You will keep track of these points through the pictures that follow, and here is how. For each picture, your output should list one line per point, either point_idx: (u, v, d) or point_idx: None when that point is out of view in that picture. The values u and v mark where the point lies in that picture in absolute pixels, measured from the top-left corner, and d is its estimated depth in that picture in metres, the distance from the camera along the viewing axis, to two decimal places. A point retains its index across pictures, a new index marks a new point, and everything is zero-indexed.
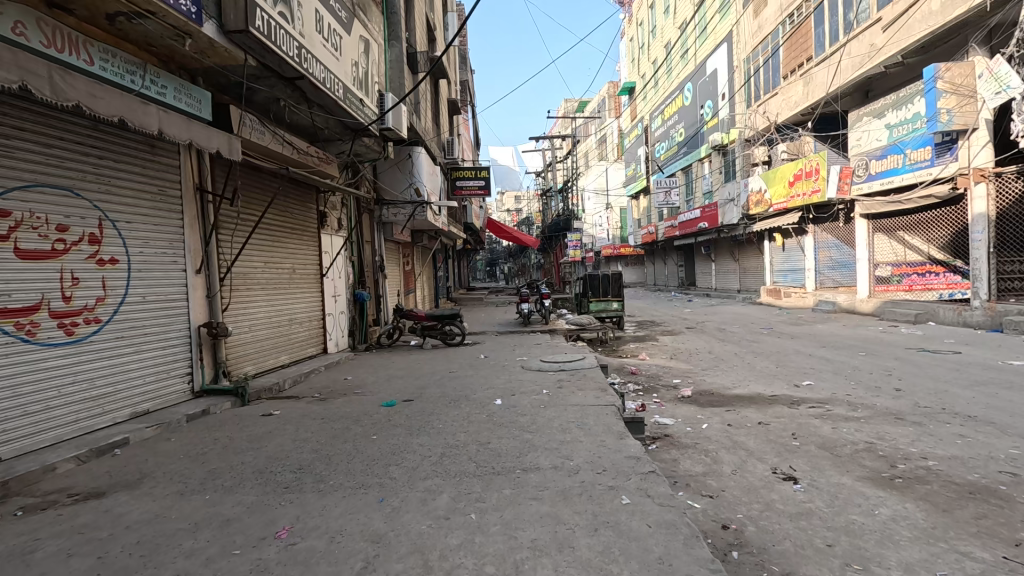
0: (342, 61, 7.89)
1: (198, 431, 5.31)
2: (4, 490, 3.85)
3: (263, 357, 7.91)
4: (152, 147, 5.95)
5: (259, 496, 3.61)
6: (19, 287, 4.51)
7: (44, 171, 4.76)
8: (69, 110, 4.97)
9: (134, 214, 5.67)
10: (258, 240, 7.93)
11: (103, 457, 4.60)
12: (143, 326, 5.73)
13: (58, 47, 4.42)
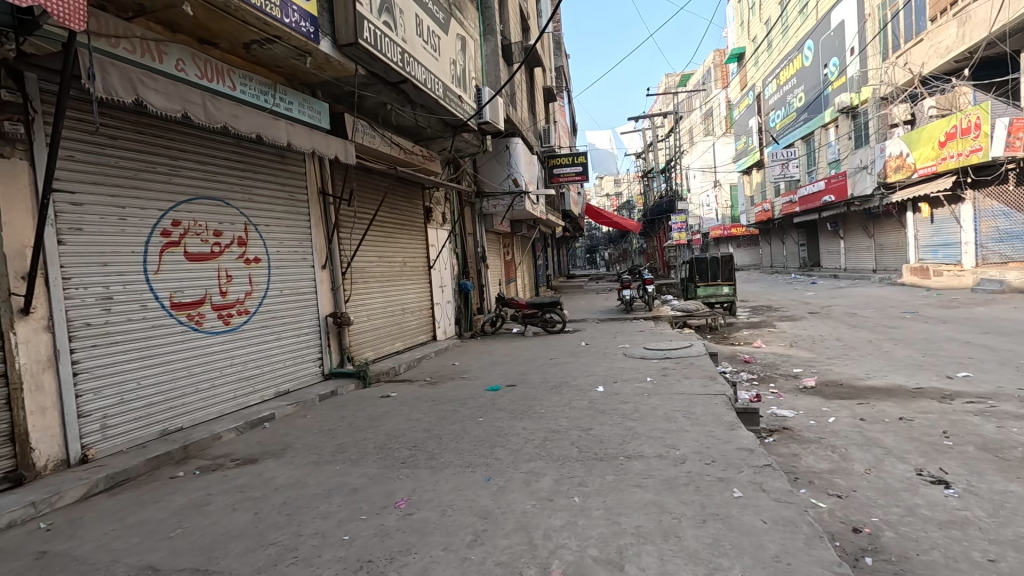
0: (441, 61, 8.22)
1: (328, 409, 5.96)
2: (185, 453, 4.65)
3: (381, 343, 8.62)
4: (283, 157, 6.71)
5: (380, 468, 3.98)
6: (190, 284, 5.36)
7: (203, 185, 5.58)
8: (218, 131, 5.76)
9: (271, 219, 6.46)
10: (372, 236, 8.61)
11: (255, 429, 5.37)
12: (282, 316, 6.54)
13: (209, 77, 5.10)
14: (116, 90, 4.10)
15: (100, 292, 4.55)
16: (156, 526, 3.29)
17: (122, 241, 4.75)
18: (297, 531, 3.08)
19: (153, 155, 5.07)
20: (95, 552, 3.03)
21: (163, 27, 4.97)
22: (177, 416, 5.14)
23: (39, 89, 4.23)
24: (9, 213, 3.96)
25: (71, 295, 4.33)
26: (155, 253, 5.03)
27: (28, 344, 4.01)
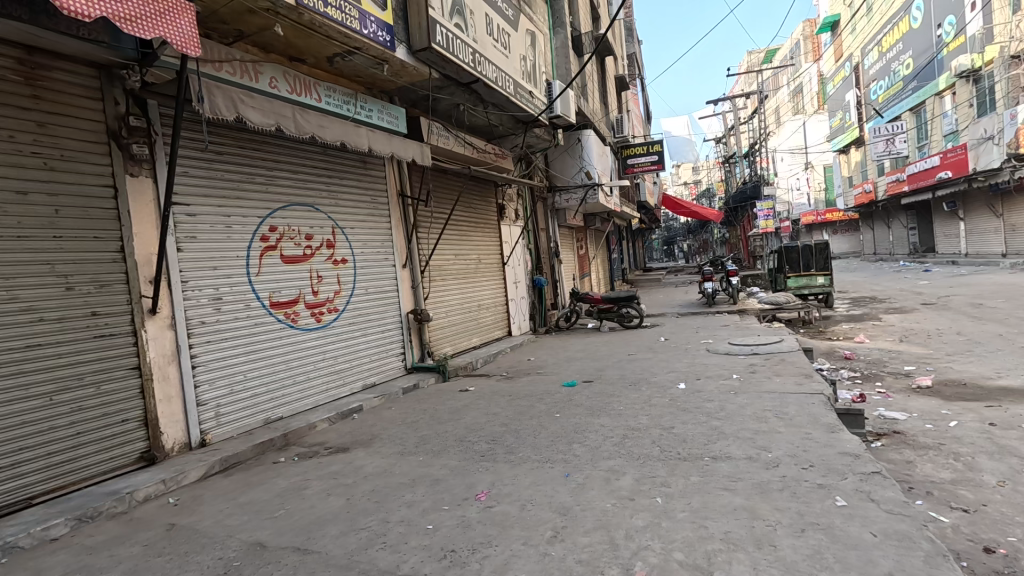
0: (511, 57, 8.26)
1: (411, 402, 6.22)
2: (286, 440, 5.06)
3: (459, 339, 8.86)
4: (365, 163, 7.07)
5: (461, 461, 4.09)
6: (286, 285, 5.81)
7: (296, 193, 6.01)
8: (307, 141, 6.17)
9: (355, 221, 6.83)
10: (448, 235, 8.85)
11: (346, 419, 5.73)
12: (367, 314, 6.91)
13: (298, 91, 5.48)
14: (220, 110, 4.52)
15: (212, 294, 5.05)
16: (263, 507, 3.61)
17: (228, 247, 5.23)
18: (385, 517, 3.24)
19: (252, 167, 5.54)
20: (213, 527, 3.37)
21: (257, 48, 5.40)
22: (278, 406, 5.59)
23: (159, 113, 4.76)
24: (138, 225, 4.50)
25: (189, 296, 4.84)
26: (256, 257, 5.50)
27: (156, 340, 4.54)
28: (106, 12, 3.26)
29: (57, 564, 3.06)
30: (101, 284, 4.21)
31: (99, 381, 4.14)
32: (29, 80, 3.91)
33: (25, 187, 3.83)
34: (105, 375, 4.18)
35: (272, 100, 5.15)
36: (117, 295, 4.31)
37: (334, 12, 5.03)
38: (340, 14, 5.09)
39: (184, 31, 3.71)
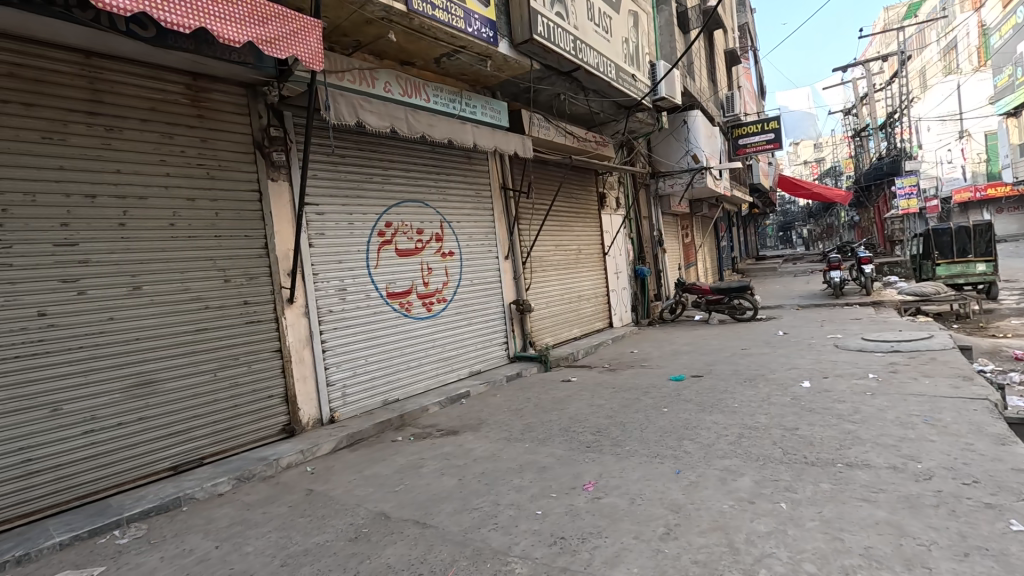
0: (613, 41, 8.03)
1: (515, 390, 6.37)
2: (402, 421, 5.45)
3: (560, 329, 8.89)
4: (469, 158, 7.32)
5: (567, 450, 4.11)
6: (400, 277, 6.21)
7: (408, 190, 6.39)
8: (417, 140, 6.52)
9: (461, 215, 7.11)
10: (549, 226, 8.88)
11: (454, 404, 6.02)
12: (473, 303, 7.18)
13: (409, 94, 5.80)
14: (344, 116, 4.93)
15: (337, 285, 5.55)
16: (385, 481, 3.92)
17: (351, 242, 5.71)
18: (495, 500, 3.37)
19: (370, 167, 5.98)
20: (343, 496, 3.74)
21: (374, 57, 5.81)
22: (395, 389, 6.04)
23: (293, 124, 5.31)
24: (278, 224, 5.07)
25: (319, 287, 5.38)
26: (374, 251, 5.94)
27: (293, 327, 5.11)
28: (250, 36, 3.71)
29: (223, 516, 3.60)
30: (251, 277, 4.82)
31: (250, 361, 4.76)
32: (195, 102, 4.56)
33: (193, 194, 4.48)
34: (254, 355, 4.80)
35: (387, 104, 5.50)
36: (263, 286, 4.91)
37: (441, 14, 5.24)
38: (446, 16, 5.30)
39: (311, 46, 4.08)
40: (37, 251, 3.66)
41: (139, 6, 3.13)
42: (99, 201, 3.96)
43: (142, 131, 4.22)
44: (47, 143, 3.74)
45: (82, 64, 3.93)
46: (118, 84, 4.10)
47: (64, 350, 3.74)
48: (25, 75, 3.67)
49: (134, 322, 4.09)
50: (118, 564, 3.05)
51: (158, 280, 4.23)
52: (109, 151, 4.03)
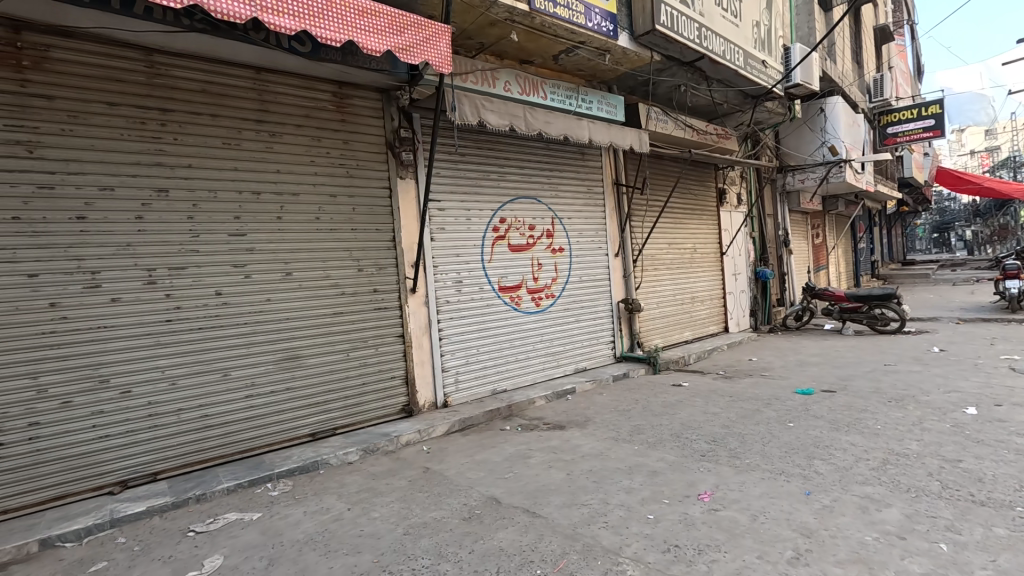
0: (743, 25, 7.49)
1: (622, 390, 6.25)
2: (510, 411, 5.62)
3: (670, 331, 8.55)
4: (583, 154, 7.28)
5: (679, 457, 3.96)
6: (512, 271, 6.38)
7: (522, 186, 6.53)
8: (533, 137, 6.63)
9: (572, 211, 7.10)
10: (663, 223, 8.55)
11: (560, 399, 6.07)
12: (581, 300, 7.16)
13: (527, 92, 5.92)
14: (467, 116, 5.19)
15: (454, 277, 5.86)
16: (494, 467, 4.08)
17: (468, 237, 5.98)
18: (604, 498, 3.34)
19: (488, 165, 6.19)
20: (457, 477, 3.94)
21: (495, 57, 6.00)
22: (503, 379, 6.24)
23: (420, 124, 5.67)
24: (405, 220, 5.46)
25: (438, 278, 5.72)
26: (489, 246, 6.17)
27: (414, 315, 5.49)
28: (390, 44, 4.03)
29: (353, 482, 3.98)
30: (380, 266, 5.26)
31: (377, 344, 5.21)
32: (339, 108, 5.06)
33: (335, 191, 4.99)
34: (380, 339, 5.24)
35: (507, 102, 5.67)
36: (390, 276, 5.33)
37: (561, 11, 5.30)
38: (567, 12, 5.34)
39: (441, 50, 4.33)
40: (216, 240, 4.32)
41: (301, 25, 3.57)
42: (262, 198, 4.56)
43: (297, 135, 4.77)
44: (226, 147, 4.39)
45: (253, 79, 4.55)
46: (280, 95, 4.69)
47: (233, 324, 4.39)
48: (212, 90, 4.33)
49: (286, 303, 4.66)
50: (271, 512, 3.53)
51: (306, 267, 4.78)
52: (271, 154, 4.62)
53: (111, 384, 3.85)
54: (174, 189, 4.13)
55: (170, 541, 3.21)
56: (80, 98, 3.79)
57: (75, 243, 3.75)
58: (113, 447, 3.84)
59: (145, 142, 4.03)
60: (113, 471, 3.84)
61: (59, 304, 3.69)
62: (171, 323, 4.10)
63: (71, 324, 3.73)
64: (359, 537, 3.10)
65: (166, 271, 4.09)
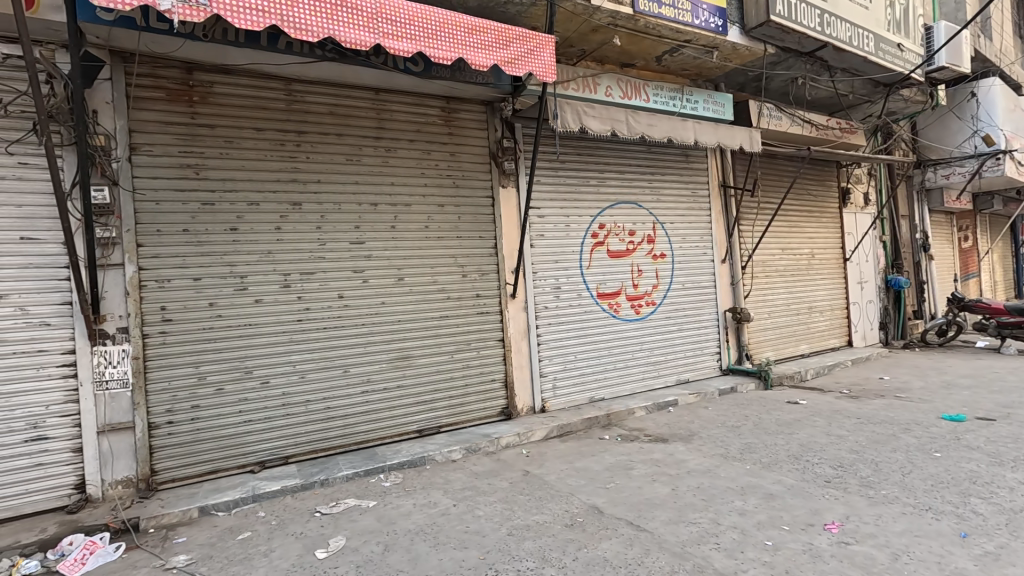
0: (873, 7, 6.78)
1: (730, 405, 5.88)
2: (609, 420, 5.52)
3: (783, 344, 7.89)
4: (687, 156, 6.99)
5: (799, 481, 3.63)
6: (611, 278, 6.29)
7: (623, 191, 6.41)
8: (634, 141, 6.50)
9: (675, 216, 6.84)
10: (776, 226, 7.94)
11: (662, 411, 5.85)
12: (684, 308, 6.86)
13: (629, 95, 5.83)
14: (569, 123, 5.22)
15: (553, 283, 5.89)
16: (595, 476, 4.03)
17: (567, 243, 5.99)
18: (715, 518, 3.16)
19: (587, 171, 6.17)
20: (557, 483, 3.95)
21: (597, 63, 5.97)
22: (601, 387, 6.15)
23: (523, 134, 5.79)
24: (506, 227, 5.61)
25: (537, 284, 5.79)
26: (588, 252, 6.13)
27: (514, 320, 5.61)
28: (496, 58, 4.18)
29: (458, 479, 4.15)
30: (483, 272, 5.45)
31: (479, 347, 5.39)
32: (448, 121, 5.33)
33: (443, 201, 5.26)
34: (482, 342, 5.42)
35: (608, 107, 5.63)
36: (492, 282, 5.50)
37: (667, 11, 5.18)
38: (673, 11, 5.21)
39: (545, 59, 4.40)
40: (339, 247, 4.74)
41: (417, 47, 3.83)
42: (379, 208, 4.93)
43: (409, 149, 5.11)
44: (349, 163, 4.81)
45: (373, 99, 4.95)
46: (395, 113, 5.05)
47: (352, 325, 4.78)
48: (338, 112, 4.78)
49: (398, 305, 4.99)
50: (385, 501, 3.78)
51: (416, 273, 5.08)
52: (387, 168, 4.99)
53: (254, 375, 4.37)
54: (306, 203, 4.61)
55: (300, 519, 3.56)
56: (235, 125, 4.37)
57: (229, 251, 4.32)
58: (255, 430, 4.36)
59: (284, 161, 4.54)
60: (254, 452, 4.35)
61: (216, 304, 4.27)
62: (301, 322, 4.57)
63: (224, 320, 4.29)
64: (465, 533, 3.22)
65: (299, 275, 4.57)
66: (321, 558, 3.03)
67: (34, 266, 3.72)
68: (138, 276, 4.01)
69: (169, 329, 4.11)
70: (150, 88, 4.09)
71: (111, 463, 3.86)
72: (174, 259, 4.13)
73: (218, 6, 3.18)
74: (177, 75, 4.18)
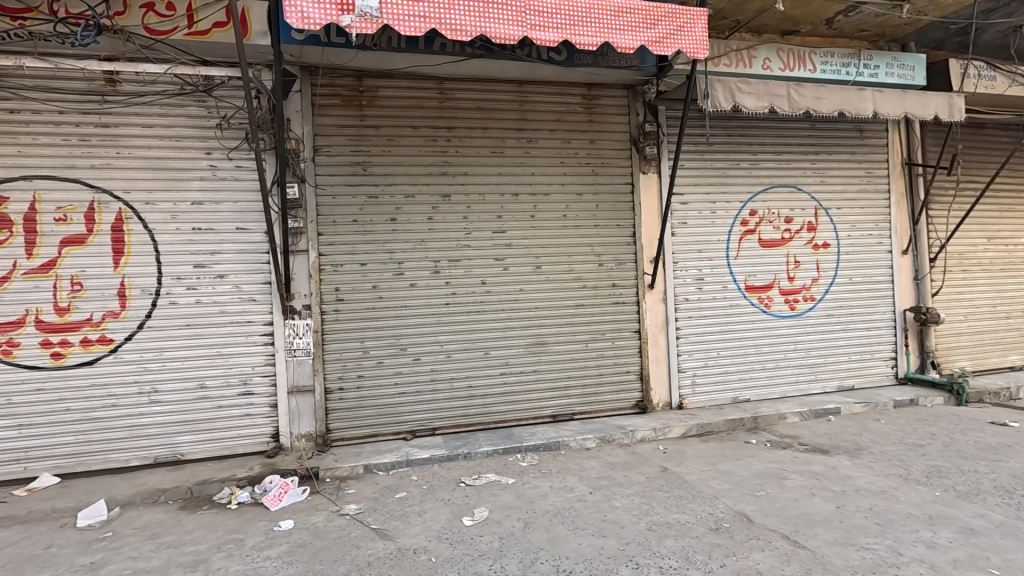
0: None
1: (909, 420, 5.05)
2: (757, 423, 5.09)
3: (985, 353, 6.55)
4: (861, 131, 6.08)
5: (1012, 519, 3.01)
6: (762, 269, 5.75)
7: (780, 174, 5.79)
8: (795, 117, 5.82)
9: (844, 200, 6.01)
10: (980, 211, 6.57)
11: (820, 419, 5.23)
12: (851, 306, 6.03)
13: (791, 67, 5.24)
14: (720, 103, 4.86)
15: (695, 274, 5.57)
16: (742, 481, 3.75)
17: (712, 231, 5.61)
18: (895, 548, 2.76)
19: (738, 153, 5.68)
20: (698, 483, 3.76)
21: (755, 32, 5.43)
22: (747, 387, 5.69)
23: (666, 116, 5.51)
24: (646, 215, 5.42)
25: (678, 275, 5.52)
26: (735, 241, 5.67)
27: (652, 312, 5.43)
28: (644, 39, 4.02)
29: (592, 467, 4.17)
30: (620, 262, 5.34)
31: (614, 337, 5.32)
32: (588, 109, 5.28)
33: (582, 189, 5.24)
34: (618, 333, 5.34)
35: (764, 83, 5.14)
36: (629, 271, 5.37)
37: None
38: None
39: (696, 35, 4.13)
40: (483, 236, 4.99)
41: (563, 36, 3.83)
42: (520, 198, 5.08)
43: (550, 139, 5.17)
44: (494, 155, 5.02)
45: (517, 92, 5.09)
46: (537, 103, 5.14)
47: (493, 310, 5.02)
48: (484, 106, 5.00)
49: (535, 293, 5.12)
50: (523, 480, 3.94)
51: (553, 262, 5.16)
52: (529, 158, 5.11)
53: (408, 351, 4.83)
54: (454, 194, 4.93)
55: (448, 487, 3.87)
56: (396, 125, 4.80)
57: (389, 239, 4.79)
58: (408, 401, 4.82)
59: (436, 155, 4.89)
60: (407, 421, 4.82)
61: (378, 287, 4.77)
62: (448, 306, 4.92)
63: (383, 302, 4.78)
64: (604, 521, 3.22)
65: (447, 262, 4.91)
66: (468, 525, 3.26)
67: (245, 251, 4.50)
68: (318, 261, 4.64)
69: (341, 307, 4.70)
70: (329, 96, 4.67)
71: (297, 419, 4.57)
72: (345, 246, 4.71)
73: (387, 16, 3.50)
74: (350, 82, 4.71)
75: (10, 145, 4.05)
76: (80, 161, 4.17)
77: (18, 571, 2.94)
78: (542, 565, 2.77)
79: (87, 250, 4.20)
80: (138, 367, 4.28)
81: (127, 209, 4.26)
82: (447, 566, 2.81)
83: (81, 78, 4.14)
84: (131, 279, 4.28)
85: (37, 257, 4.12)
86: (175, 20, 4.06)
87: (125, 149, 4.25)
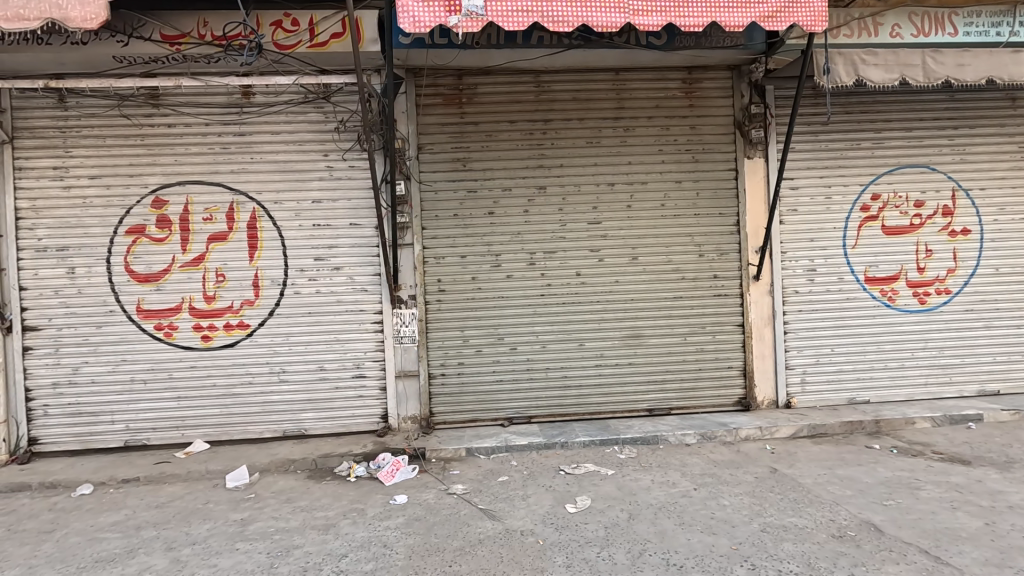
0: None
1: None
2: (878, 427, 4.66)
3: None
4: (1013, 100, 5.29)
5: None
6: (885, 259, 5.22)
7: (909, 153, 5.21)
8: (928, 89, 5.20)
9: (989, 181, 5.28)
10: None
11: (957, 426, 4.67)
12: (996, 301, 5.31)
13: (927, 32, 4.67)
14: (841, 77, 4.57)
15: (807, 265, 5.19)
16: (866, 488, 3.47)
17: (827, 218, 5.18)
18: None
19: (858, 132, 5.18)
20: (815, 487, 3.54)
21: None
22: (866, 388, 5.23)
23: (775, 96, 5.15)
24: (751, 203, 5.13)
25: (786, 266, 5.17)
26: (854, 228, 5.20)
27: (757, 304, 5.14)
28: (755, 14, 3.77)
29: (695, 464, 4.05)
30: (722, 252, 5.11)
31: (715, 331, 5.11)
32: (689, 93, 5.07)
33: (681, 176, 5.06)
34: (719, 326, 5.12)
35: (893, 53, 4.61)
36: (732, 262, 5.12)
37: None
38: None
39: (814, 6, 3.81)
40: (578, 228, 4.99)
41: (667, 19, 3.70)
42: (617, 188, 5.01)
43: (648, 126, 5.04)
44: (590, 145, 4.99)
45: (613, 80, 5.01)
46: (635, 91, 5.02)
47: (588, 302, 5.02)
48: (581, 97, 4.99)
49: (631, 284, 5.04)
50: (622, 472, 3.93)
51: (650, 252, 5.05)
52: (625, 148, 5.02)
53: (505, 341, 4.96)
54: (551, 186, 4.97)
55: (548, 474, 3.95)
56: (495, 120, 4.93)
57: (487, 232, 4.94)
58: (504, 389, 4.97)
59: (533, 148, 4.95)
60: (504, 408, 4.97)
61: (477, 278, 4.95)
62: (544, 297, 4.99)
63: (482, 293, 4.95)
64: (712, 519, 3.14)
65: (543, 254, 4.98)
66: (571, 512, 3.32)
67: (358, 245, 4.86)
68: (423, 254, 4.90)
69: (443, 297, 4.93)
70: (432, 95, 4.89)
71: (404, 401, 4.88)
72: (447, 239, 4.92)
73: (492, 14, 3.58)
74: (450, 82, 4.90)
75: (168, 155, 4.68)
76: (222, 167, 4.72)
77: (186, 520, 3.44)
78: (651, 558, 2.76)
79: (228, 246, 4.75)
80: (269, 350, 4.79)
81: (260, 208, 4.77)
82: (555, 550, 2.88)
83: (222, 93, 4.68)
84: (263, 271, 4.78)
85: (190, 252, 4.73)
86: (299, 35, 4.45)
87: (257, 154, 4.74)
